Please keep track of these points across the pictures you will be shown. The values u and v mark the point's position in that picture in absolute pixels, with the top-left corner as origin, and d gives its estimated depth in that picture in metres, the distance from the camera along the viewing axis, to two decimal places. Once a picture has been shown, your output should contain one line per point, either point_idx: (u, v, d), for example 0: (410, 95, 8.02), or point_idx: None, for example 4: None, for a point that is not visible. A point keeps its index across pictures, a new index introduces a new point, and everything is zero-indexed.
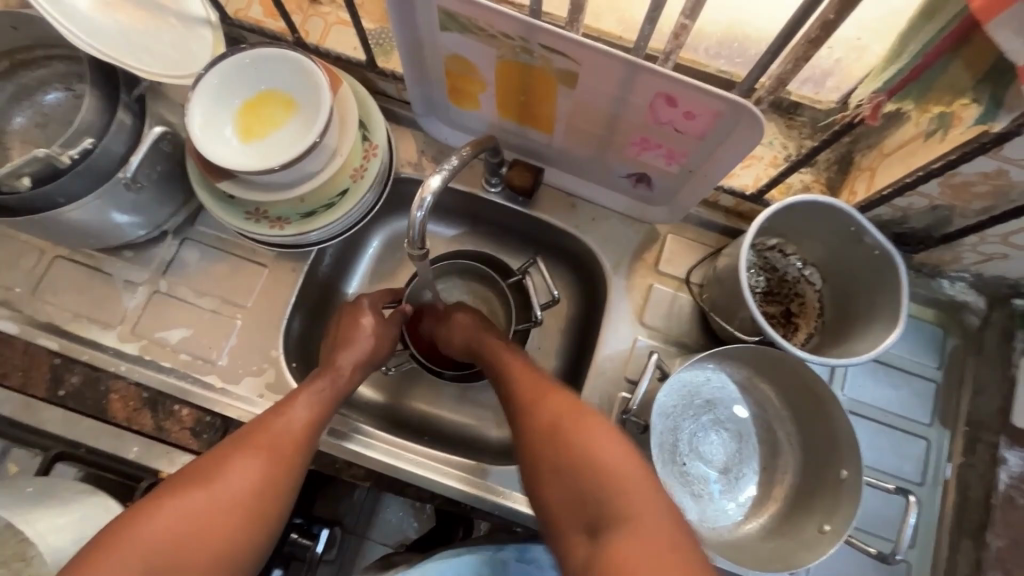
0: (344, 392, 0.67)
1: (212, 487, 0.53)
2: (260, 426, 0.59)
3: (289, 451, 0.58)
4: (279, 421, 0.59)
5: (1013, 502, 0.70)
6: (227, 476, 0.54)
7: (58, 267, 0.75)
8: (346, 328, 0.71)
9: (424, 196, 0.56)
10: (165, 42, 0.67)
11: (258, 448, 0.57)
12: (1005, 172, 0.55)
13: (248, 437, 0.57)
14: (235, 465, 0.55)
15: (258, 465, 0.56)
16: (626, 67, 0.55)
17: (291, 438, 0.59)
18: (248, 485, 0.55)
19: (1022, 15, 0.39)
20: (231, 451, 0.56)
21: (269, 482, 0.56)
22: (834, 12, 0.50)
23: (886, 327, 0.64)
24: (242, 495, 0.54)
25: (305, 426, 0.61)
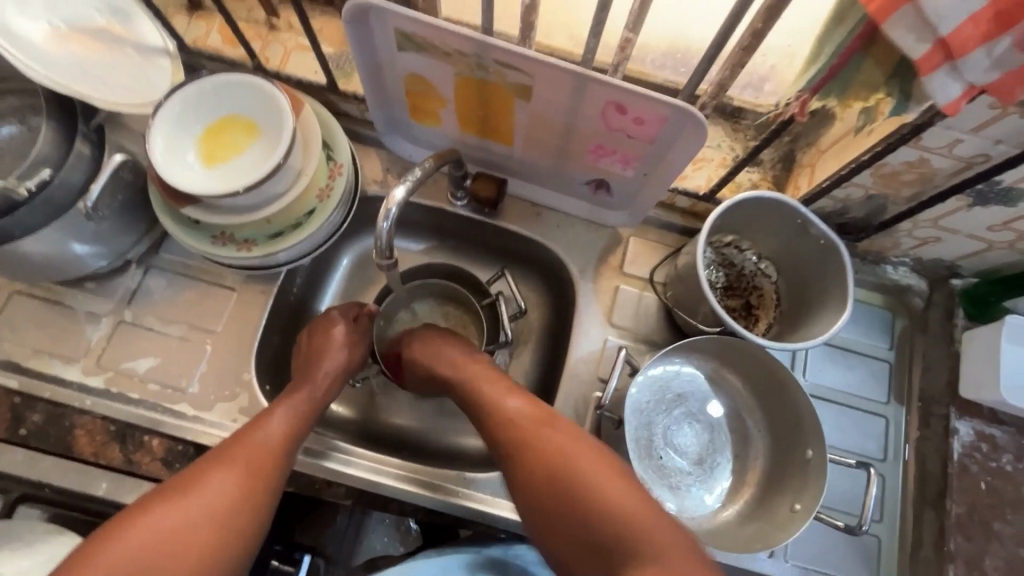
0: (320, 407, 0.68)
1: (187, 502, 0.53)
2: (241, 440, 0.59)
3: (266, 465, 0.58)
4: (252, 437, 0.60)
5: (967, 470, 0.73)
6: (204, 490, 0.54)
7: (16, 303, 0.73)
8: (318, 347, 0.71)
9: (390, 207, 0.58)
10: (122, 71, 0.67)
11: (236, 462, 0.57)
12: (927, 160, 0.60)
13: (226, 452, 0.58)
14: (208, 481, 0.55)
15: (235, 478, 0.56)
16: (574, 78, 0.59)
17: (270, 449, 0.60)
18: (224, 501, 0.54)
19: (910, 16, 0.42)
20: (208, 465, 0.56)
21: (247, 495, 0.56)
22: (761, 21, 0.54)
23: (837, 310, 0.68)
24: (219, 508, 0.54)
25: (280, 438, 0.61)
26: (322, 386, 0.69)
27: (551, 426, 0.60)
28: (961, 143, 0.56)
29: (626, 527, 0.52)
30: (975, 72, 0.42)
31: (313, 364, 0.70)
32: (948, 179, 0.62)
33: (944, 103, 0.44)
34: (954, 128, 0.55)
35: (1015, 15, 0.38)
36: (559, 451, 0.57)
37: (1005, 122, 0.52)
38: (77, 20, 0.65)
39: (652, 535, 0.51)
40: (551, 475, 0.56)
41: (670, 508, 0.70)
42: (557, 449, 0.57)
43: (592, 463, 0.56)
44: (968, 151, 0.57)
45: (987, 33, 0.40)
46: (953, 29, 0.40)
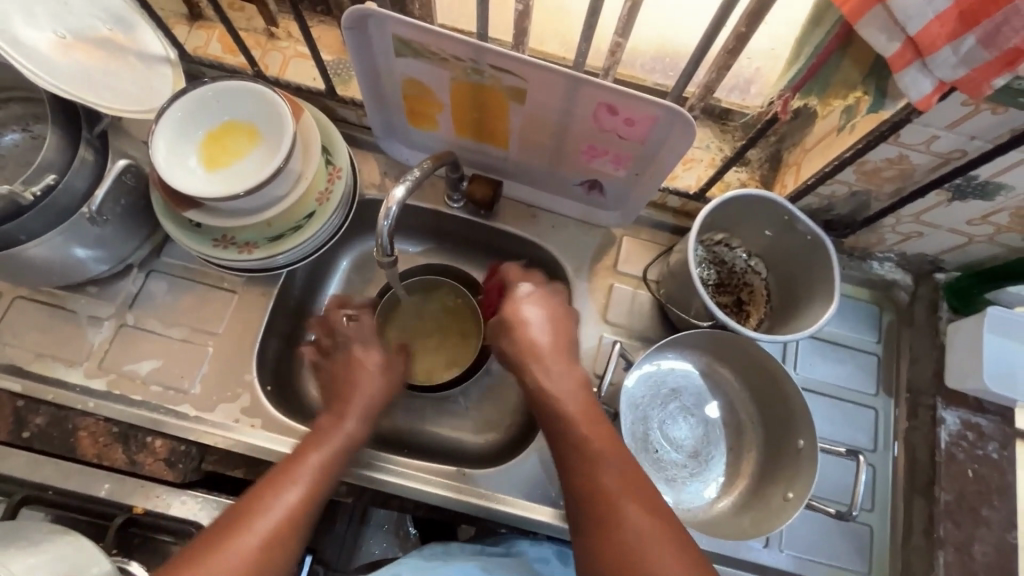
0: (348, 452, 0.66)
1: (211, 566, 0.52)
2: (266, 496, 0.57)
3: (288, 534, 0.56)
4: (278, 499, 0.57)
5: (954, 458, 0.75)
6: (229, 551, 0.53)
7: (19, 307, 0.74)
8: (350, 370, 0.71)
9: (390, 206, 0.60)
10: (126, 80, 0.69)
11: (262, 521, 0.56)
12: (907, 156, 0.63)
13: (251, 509, 0.56)
14: (227, 550, 0.53)
15: (260, 538, 0.55)
16: (567, 81, 0.61)
17: (297, 505, 0.58)
18: (245, 575, 0.53)
19: (883, 15, 0.44)
20: (233, 524, 0.55)
21: (272, 555, 0.55)
22: (745, 25, 0.56)
23: (825, 303, 0.70)
24: (244, 570, 0.53)
25: (301, 504, 0.58)
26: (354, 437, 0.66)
27: (640, 486, 0.56)
28: (939, 139, 0.59)
29: None
30: (944, 69, 0.44)
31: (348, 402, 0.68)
32: (927, 175, 0.65)
33: (917, 98, 0.47)
34: (930, 125, 0.57)
35: (977, 15, 0.41)
36: (627, 515, 0.54)
37: (979, 119, 0.54)
38: (80, 30, 0.66)
39: None
40: (622, 534, 0.53)
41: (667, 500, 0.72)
42: (626, 512, 0.54)
43: (657, 538, 0.52)
44: (945, 147, 0.59)
45: (953, 32, 0.42)
46: (921, 28, 0.43)
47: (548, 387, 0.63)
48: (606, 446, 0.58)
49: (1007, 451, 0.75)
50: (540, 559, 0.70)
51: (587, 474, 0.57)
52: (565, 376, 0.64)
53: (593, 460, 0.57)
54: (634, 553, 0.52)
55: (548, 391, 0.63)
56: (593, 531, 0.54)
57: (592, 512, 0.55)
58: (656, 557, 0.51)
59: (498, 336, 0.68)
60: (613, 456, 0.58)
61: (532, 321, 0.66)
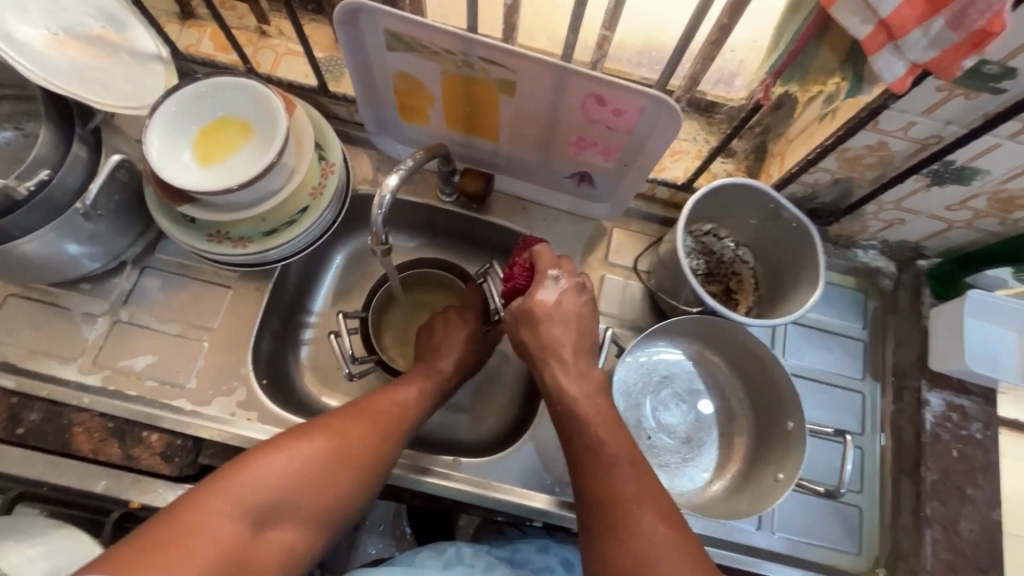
0: (444, 392, 0.73)
1: (331, 440, 0.61)
2: (379, 398, 0.66)
3: (386, 442, 0.64)
4: (392, 401, 0.67)
5: (940, 438, 0.76)
6: (345, 433, 0.62)
7: (11, 305, 0.74)
8: (439, 332, 0.76)
9: (383, 195, 0.61)
10: (118, 76, 0.69)
11: (373, 416, 0.64)
12: (886, 143, 0.65)
13: (367, 406, 0.65)
14: (348, 430, 0.62)
15: (371, 429, 0.63)
16: (556, 72, 0.62)
17: (401, 411, 0.67)
18: (358, 455, 0.61)
19: None
20: (351, 413, 0.64)
21: (376, 446, 0.63)
22: (727, 17, 0.58)
23: (811, 288, 0.72)
24: (356, 451, 0.61)
25: (405, 415, 0.67)
26: (451, 373, 0.73)
27: (655, 496, 0.57)
28: (915, 125, 0.61)
29: None
30: (916, 51, 0.46)
31: (444, 346, 0.75)
32: (906, 161, 0.67)
33: (891, 80, 0.48)
34: (907, 112, 0.59)
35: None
36: (640, 523, 0.54)
37: (953, 104, 0.57)
38: (74, 27, 0.67)
39: None
40: (631, 541, 0.54)
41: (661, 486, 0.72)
42: (639, 520, 0.55)
43: (669, 547, 0.53)
44: (922, 133, 0.62)
45: (922, 14, 0.44)
46: (892, 10, 0.45)
47: (568, 389, 0.62)
48: (623, 453, 0.58)
49: (990, 431, 0.77)
50: (544, 568, 0.71)
51: (602, 480, 0.57)
52: (584, 381, 0.63)
53: (610, 466, 0.57)
54: (643, 558, 0.53)
55: (569, 390, 0.62)
56: (605, 535, 0.55)
57: (605, 515, 0.56)
58: (666, 566, 0.53)
59: (516, 327, 0.66)
60: (630, 463, 0.58)
61: (553, 312, 0.64)
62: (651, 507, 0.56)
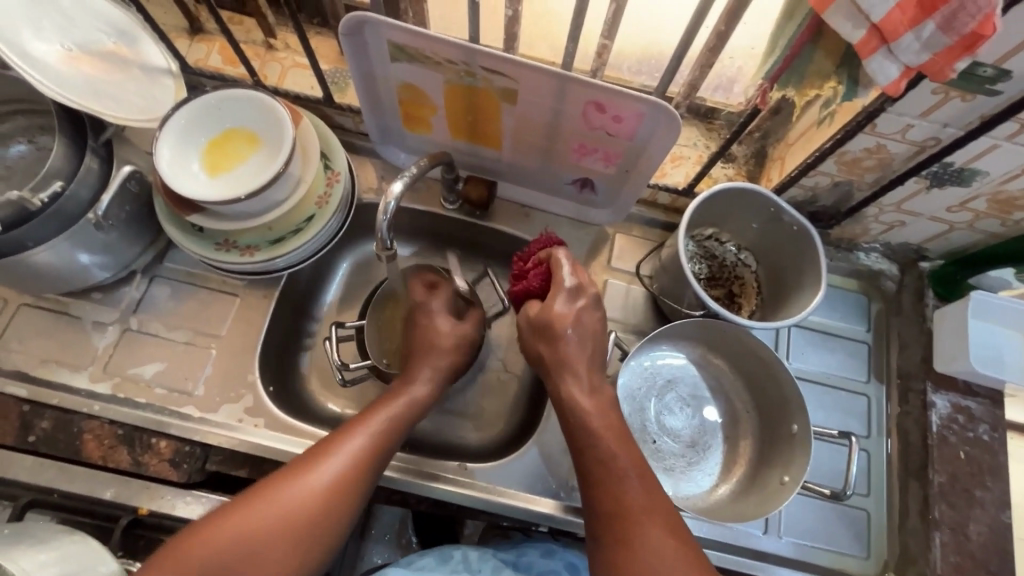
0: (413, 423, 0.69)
1: (278, 503, 0.58)
2: (331, 446, 0.63)
3: (338, 492, 0.60)
4: (349, 444, 0.63)
5: (946, 440, 0.76)
6: (294, 493, 0.59)
7: (23, 314, 0.75)
8: (425, 333, 0.75)
9: (388, 202, 0.62)
10: (130, 90, 0.71)
11: (323, 469, 0.61)
12: (884, 146, 0.65)
13: (319, 456, 0.62)
14: (297, 489, 0.59)
15: (322, 485, 0.60)
16: (557, 80, 0.63)
17: (356, 459, 0.62)
18: (308, 514, 0.59)
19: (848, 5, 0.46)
20: (300, 468, 0.61)
21: (328, 501, 0.60)
22: (724, 24, 0.59)
23: (813, 290, 0.72)
24: (306, 510, 0.59)
25: (369, 454, 0.63)
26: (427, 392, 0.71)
27: (663, 508, 0.57)
28: (913, 128, 0.61)
29: None
30: (908, 54, 0.47)
31: (423, 358, 0.74)
32: (904, 163, 0.67)
33: (886, 83, 0.49)
34: (904, 114, 0.60)
35: (934, 2, 0.44)
36: (648, 535, 0.55)
37: (949, 106, 0.57)
38: (87, 43, 0.68)
39: None
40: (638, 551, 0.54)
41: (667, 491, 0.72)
42: (646, 530, 0.55)
43: (676, 559, 0.54)
44: (920, 135, 0.62)
45: (913, 18, 0.45)
46: (884, 14, 0.45)
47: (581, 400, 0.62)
48: (633, 467, 0.59)
49: (998, 432, 0.77)
50: (550, 572, 0.71)
51: (613, 493, 0.57)
52: (595, 394, 0.63)
53: (620, 479, 0.58)
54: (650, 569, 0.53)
55: (582, 405, 0.62)
56: (613, 547, 0.56)
57: (612, 525, 0.56)
58: None
59: (531, 340, 0.67)
60: (638, 476, 0.58)
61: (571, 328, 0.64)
62: (659, 519, 0.56)
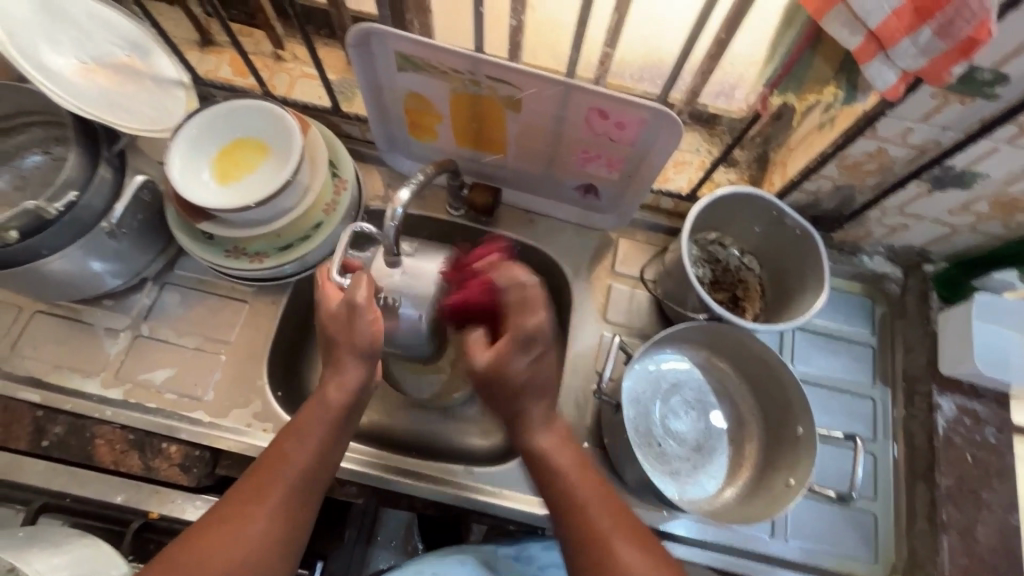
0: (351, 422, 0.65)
1: (231, 534, 0.55)
2: (272, 466, 0.59)
3: (293, 509, 0.58)
4: (293, 459, 0.60)
5: (953, 443, 0.76)
6: (245, 521, 0.56)
7: (37, 321, 0.77)
8: (339, 322, 0.64)
9: (395, 208, 0.63)
10: (141, 101, 0.72)
11: (271, 491, 0.58)
12: (885, 150, 0.66)
13: (261, 479, 0.58)
14: (245, 518, 0.56)
15: (273, 507, 0.57)
16: (561, 88, 0.65)
17: (305, 473, 0.60)
18: (265, 537, 0.56)
19: (845, 12, 0.47)
20: (245, 495, 0.57)
21: (285, 519, 0.57)
22: (724, 31, 0.60)
23: (816, 293, 0.73)
24: (262, 534, 0.56)
25: (308, 476, 0.60)
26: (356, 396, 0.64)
27: (626, 522, 0.59)
28: (913, 131, 0.62)
29: None
30: (905, 59, 0.48)
31: (341, 358, 0.64)
32: (905, 167, 0.68)
33: (884, 87, 0.50)
34: (904, 118, 0.61)
35: (931, 8, 0.45)
36: (620, 554, 0.56)
37: (949, 110, 0.58)
38: (102, 56, 0.70)
39: None
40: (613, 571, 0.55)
41: (673, 493, 0.72)
42: (616, 548, 0.57)
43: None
44: (920, 139, 0.63)
45: (910, 25, 0.46)
46: (881, 22, 0.46)
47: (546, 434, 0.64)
48: (599, 495, 0.61)
49: (1004, 435, 0.77)
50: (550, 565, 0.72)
51: (585, 522, 0.59)
52: (556, 433, 0.65)
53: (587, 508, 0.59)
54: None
55: (540, 446, 0.63)
56: (588, 573, 0.57)
57: (585, 553, 0.58)
58: None
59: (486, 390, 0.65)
60: (601, 499, 0.60)
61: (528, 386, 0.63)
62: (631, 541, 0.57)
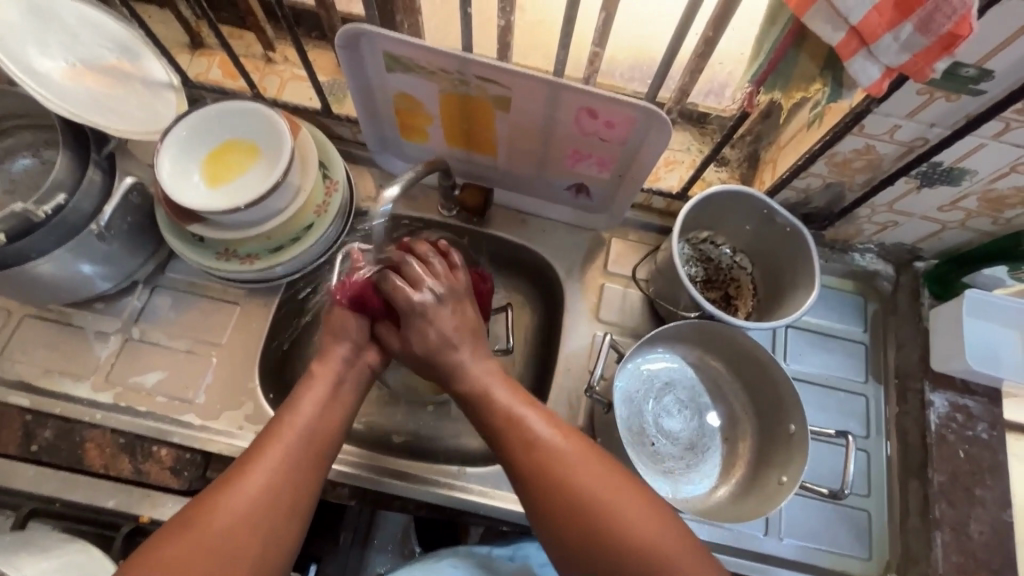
0: (347, 395, 0.67)
1: (245, 484, 0.56)
2: (279, 425, 0.61)
3: (304, 459, 0.60)
4: (296, 416, 0.62)
5: (945, 439, 0.76)
6: (256, 472, 0.57)
7: (26, 325, 0.76)
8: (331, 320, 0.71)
9: (382, 207, 0.63)
10: (131, 103, 0.72)
11: (280, 443, 0.59)
12: (873, 147, 0.66)
13: (268, 436, 0.60)
14: (256, 469, 0.57)
15: (283, 457, 0.59)
16: (549, 88, 0.65)
17: (311, 429, 0.62)
18: (278, 485, 0.57)
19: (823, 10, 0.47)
20: (255, 451, 0.59)
21: (295, 469, 0.59)
22: (711, 30, 0.60)
23: (807, 290, 0.73)
24: (273, 483, 0.57)
25: (313, 437, 0.61)
26: (347, 367, 0.68)
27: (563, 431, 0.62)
28: (900, 128, 0.62)
29: (625, 525, 0.56)
30: (889, 55, 0.48)
31: (328, 345, 0.69)
32: (894, 163, 0.68)
33: (867, 83, 0.50)
34: (891, 115, 0.61)
35: (910, 5, 0.45)
36: (563, 454, 0.60)
37: (934, 106, 0.58)
38: (91, 59, 0.70)
39: (653, 537, 0.55)
40: (553, 470, 0.59)
41: (667, 492, 0.72)
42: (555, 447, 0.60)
43: (596, 470, 0.59)
44: (907, 135, 0.63)
45: (891, 21, 0.46)
46: (862, 17, 0.47)
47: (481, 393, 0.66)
48: (542, 418, 0.63)
49: (997, 431, 0.77)
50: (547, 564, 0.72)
51: (540, 451, 0.60)
52: (485, 371, 0.68)
53: (528, 436, 0.61)
54: (590, 504, 0.57)
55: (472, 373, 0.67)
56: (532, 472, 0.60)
57: (525, 460, 0.60)
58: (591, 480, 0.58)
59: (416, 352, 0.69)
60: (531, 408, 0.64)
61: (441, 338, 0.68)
62: (579, 453, 0.60)
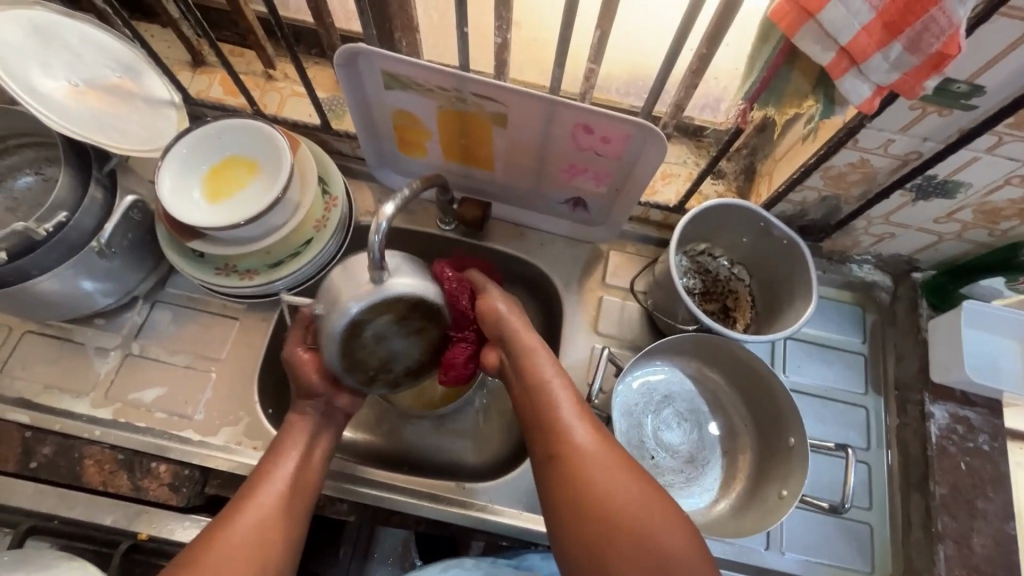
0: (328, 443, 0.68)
1: (225, 540, 0.56)
2: (261, 479, 0.61)
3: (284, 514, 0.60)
4: (280, 468, 0.62)
5: (946, 451, 0.76)
6: (237, 529, 0.57)
7: (27, 341, 0.77)
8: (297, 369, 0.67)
9: (379, 222, 0.61)
10: (134, 121, 0.73)
11: (261, 499, 0.60)
12: (868, 160, 0.67)
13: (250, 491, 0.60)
14: (238, 525, 0.57)
15: (264, 512, 0.59)
16: (546, 105, 0.65)
17: (292, 482, 0.62)
18: (260, 540, 0.57)
19: (814, 30, 0.48)
20: (236, 507, 0.59)
21: (276, 524, 0.59)
22: (706, 47, 0.61)
23: (804, 302, 0.73)
24: (254, 538, 0.57)
25: (293, 489, 0.62)
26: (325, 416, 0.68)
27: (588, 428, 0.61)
28: (894, 142, 0.63)
29: (645, 533, 0.54)
30: (879, 73, 0.49)
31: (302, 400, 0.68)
32: (889, 176, 0.69)
33: (858, 101, 0.51)
34: (884, 130, 0.62)
35: (899, 25, 0.46)
36: (585, 457, 0.59)
37: (927, 121, 0.59)
38: (93, 78, 0.71)
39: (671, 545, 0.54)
40: (575, 476, 0.58)
41: None
42: (578, 449, 0.59)
43: (618, 472, 0.58)
44: (901, 149, 0.64)
45: (880, 40, 0.47)
46: (850, 38, 0.47)
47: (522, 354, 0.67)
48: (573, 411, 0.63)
49: (998, 442, 0.76)
50: None
51: (569, 458, 0.59)
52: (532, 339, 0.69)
53: (556, 428, 0.61)
54: (617, 520, 0.55)
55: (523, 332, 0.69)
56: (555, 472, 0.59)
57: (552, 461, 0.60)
58: (611, 482, 0.57)
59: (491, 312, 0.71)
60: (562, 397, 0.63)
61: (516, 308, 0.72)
62: (602, 454, 0.59)
